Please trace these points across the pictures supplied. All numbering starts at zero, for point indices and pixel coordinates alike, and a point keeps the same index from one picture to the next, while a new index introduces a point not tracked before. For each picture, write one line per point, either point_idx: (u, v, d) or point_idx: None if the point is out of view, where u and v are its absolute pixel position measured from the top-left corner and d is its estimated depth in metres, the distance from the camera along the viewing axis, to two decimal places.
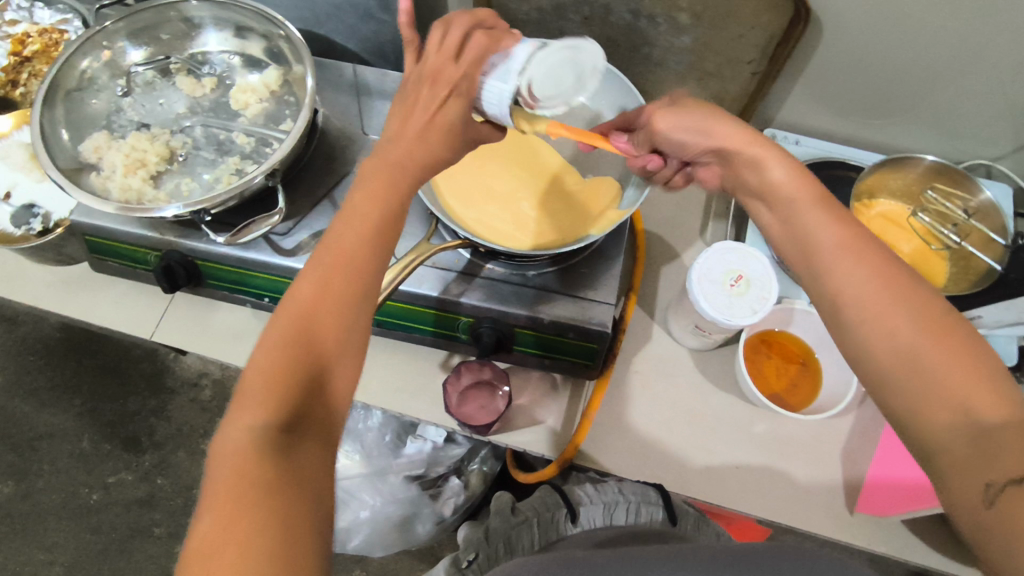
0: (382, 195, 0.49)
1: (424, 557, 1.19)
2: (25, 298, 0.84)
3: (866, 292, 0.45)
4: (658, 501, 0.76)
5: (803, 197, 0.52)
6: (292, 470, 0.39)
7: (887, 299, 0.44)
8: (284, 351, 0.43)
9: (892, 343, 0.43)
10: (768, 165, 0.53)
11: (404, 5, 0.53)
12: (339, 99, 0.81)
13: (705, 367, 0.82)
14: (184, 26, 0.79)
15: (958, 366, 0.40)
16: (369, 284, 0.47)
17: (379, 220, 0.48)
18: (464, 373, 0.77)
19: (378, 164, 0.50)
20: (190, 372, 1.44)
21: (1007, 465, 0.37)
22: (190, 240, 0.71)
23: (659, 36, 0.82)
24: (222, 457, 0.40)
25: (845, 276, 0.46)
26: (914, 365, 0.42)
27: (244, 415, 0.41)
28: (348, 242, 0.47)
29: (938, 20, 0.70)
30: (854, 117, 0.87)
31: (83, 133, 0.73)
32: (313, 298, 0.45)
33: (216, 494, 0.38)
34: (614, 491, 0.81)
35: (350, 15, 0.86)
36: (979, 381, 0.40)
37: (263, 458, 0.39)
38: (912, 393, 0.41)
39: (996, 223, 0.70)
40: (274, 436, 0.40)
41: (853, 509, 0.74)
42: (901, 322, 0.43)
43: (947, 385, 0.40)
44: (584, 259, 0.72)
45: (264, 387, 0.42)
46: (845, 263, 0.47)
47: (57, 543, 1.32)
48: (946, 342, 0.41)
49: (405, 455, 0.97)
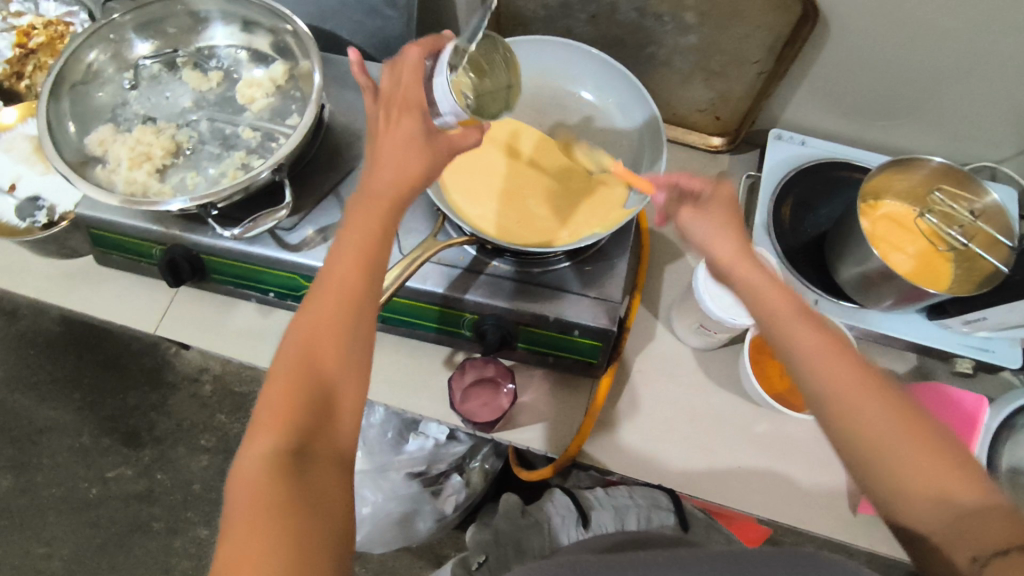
0: (367, 223, 0.53)
1: (424, 554, 1.19)
2: (28, 291, 0.84)
3: (846, 391, 0.49)
4: (669, 507, 0.82)
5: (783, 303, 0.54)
6: (303, 485, 0.44)
7: (874, 409, 0.48)
8: (292, 382, 0.48)
9: (881, 443, 0.47)
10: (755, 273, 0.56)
11: (352, 57, 0.59)
12: (345, 95, 0.81)
13: (708, 366, 0.82)
14: (190, 19, 0.79)
15: (937, 462, 0.46)
16: (364, 306, 0.51)
17: (372, 252, 0.52)
18: (467, 370, 0.77)
19: (369, 195, 0.53)
20: (191, 368, 1.43)
21: (987, 539, 0.43)
22: (194, 235, 0.71)
23: (665, 35, 0.82)
24: (240, 482, 0.44)
25: (825, 374, 0.50)
26: (899, 464, 0.47)
27: (258, 441, 0.46)
28: (340, 273, 0.51)
29: (946, 21, 0.70)
30: (859, 118, 0.87)
31: (89, 126, 0.72)
32: (313, 329, 0.50)
33: (237, 513, 0.42)
34: (624, 496, 0.87)
35: (356, 10, 0.86)
36: (951, 472, 0.46)
37: (276, 478, 0.43)
38: (900, 480, 0.47)
39: (1002, 225, 0.70)
40: (288, 457, 0.45)
41: (856, 509, 0.74)
42: (886, 422, 0.48)
43: (927, 480, 0.46)
44: (589, 257, 0.72)
45: (275, 415, 0.47)
46: (823, 361, 0.51)
47: (57, 536, 1.32)
48: (918, 437, 0.47)
49: (407, 451, 0.97)
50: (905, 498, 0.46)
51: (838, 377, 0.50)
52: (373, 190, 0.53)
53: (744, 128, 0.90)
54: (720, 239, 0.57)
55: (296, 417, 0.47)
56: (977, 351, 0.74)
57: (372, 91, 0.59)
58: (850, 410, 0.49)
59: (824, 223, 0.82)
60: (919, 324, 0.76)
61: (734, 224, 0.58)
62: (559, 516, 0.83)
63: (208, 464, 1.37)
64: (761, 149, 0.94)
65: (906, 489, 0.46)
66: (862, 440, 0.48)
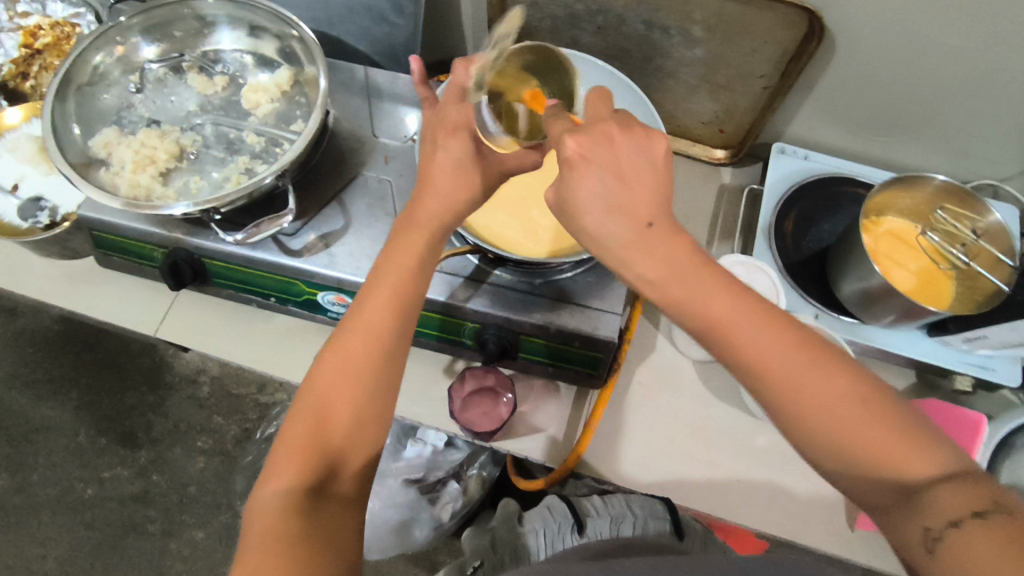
0: (402, 260, 0.54)
1: (418, 561, 1.19)
2: (30, 291, 0.84)
3: (764, 349, 0.42)
4: (664, 514, 0.77)
5: (681, 265, 0.44)
6: (315, 523, 0.44)
7: (808, 370, 0.41)
8: (312, 421, 0.48)
9: (825, 409, 0.40)
10: (621, 210, 0.44)
11: (415, 66, 0.60)
12: (350, 101, 0.81)
13: (708, 379, 0.82)
14: (197, 23, 0.79)
15: (885, 419, 0.39)
16: (391, 345, 0.51)
17: (399, 286, 0.53)
18: (467, 379, 0.78)
19: (407, 229, 0.55)
20: (189, 369, 1.43)
21: (943, 504, 0.36)
22: (197, 239, 0.71)
23: (672, 47, 0.82)
24: (254, 519, 0.45)
25: (736, 328, 0.42)
26: (823, 419, 0.40)
27: (272, 480, 0.46)
28: (372, 312, 0.51)
29: (952, 42, 0.70)
30: (863, 134, 0.88)
31: (93, 128, 0.73)
32: (337, 368, 0.50)
33: (246, 548, 0.43)
34: (621, 504, 0.81)
35: (363, 17, 0.87)
36: (872, 417, 0.39)
37: (290, 515, 0.44)
38: (838, 452, 0.39)
39: (1005, 245, 0.70)
40: (301, 495, 0.46)
41: (853, 525, 0.74)
42: (836, 384, 0.40)
43: (878, 446, 0.39)
44: (591, 268, 0.72)
45: (291, 453, 0.47)
46: (733, 318, 0.42)
47: (51, 537, 1.31)
48: (832, 376, 0.40)
49: (405, 458, 0.98)
50: (858, 465, 0.39)
51: (761, 336, 0.42)
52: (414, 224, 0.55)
53: (748, 141, 0.90)
54: (604, 190, 0.44)
55: (312, 454, 0.47)
56: (976, 369, 0.74)
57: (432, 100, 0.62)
58: (786, 373, 0.41)
59: (827, 238, 0.82)
60: (919, 341, 0.76)
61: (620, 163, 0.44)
62: (555, 525, 0.81)
63: (204, 466, 1.36)
64: (763, 162, 0.95)
65: (856, 459, 0.39)
66: (807, 407, 0.40)
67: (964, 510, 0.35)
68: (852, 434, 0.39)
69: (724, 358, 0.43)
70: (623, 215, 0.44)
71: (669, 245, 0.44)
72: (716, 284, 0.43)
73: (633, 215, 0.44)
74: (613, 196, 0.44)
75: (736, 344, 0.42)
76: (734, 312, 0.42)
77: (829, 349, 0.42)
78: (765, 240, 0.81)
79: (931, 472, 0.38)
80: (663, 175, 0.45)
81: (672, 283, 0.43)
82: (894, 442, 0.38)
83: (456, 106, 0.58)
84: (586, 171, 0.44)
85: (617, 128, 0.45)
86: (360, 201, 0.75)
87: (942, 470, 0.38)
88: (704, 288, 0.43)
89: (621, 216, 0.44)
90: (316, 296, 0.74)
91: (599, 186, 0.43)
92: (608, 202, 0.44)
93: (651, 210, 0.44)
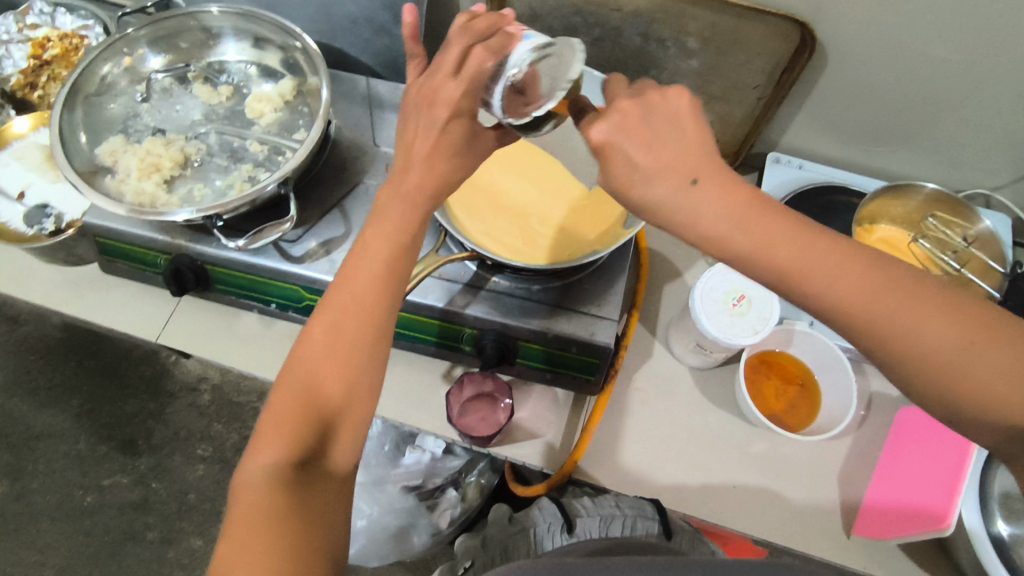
0: (389, 237, 0.54)
1: (417, 570, 1.19)
2: (34, 297, 0.85)
3: (860, 298, 0.40)
4: (654, 515, 0.76)
5: (727, 216, 0.42)
6: (303, 500, 0.45)
7: (900, 310, 0.40)
8: (300, 400, 0.49)
9: (928, 353, 0.39)
10: (660, 175, 0.42)
11: (409, 19, 0.56)
12: (352, 111, 0.83)
13: (704, 385, 0.82)
14: (203, 35, 0.81)
15: (998, 357, 0.38)
16: (380, 325, 0.52)
17: (386, 264, 0.53)
18: (466, 385, 0.79)
19: (387, 200, 0.55)
20: (190, 377, 1.44)
21: None
22: (200, 245, 0.72)
23: (668, 59, 0.84)
24: (241, 493, 0.45)
25: (829, 276, 0.41)
26: (925, 359, 0.39)
27: (258, 455, 0.47)
28: (360, 290, 0.52)
29: (940, 54, 0.72)
30: (857, 144, 0.89)
31: (100, 136, 0.74)
32: (326, 346, 0.50)
33: (234, 522, 0.43)
34: (611, 504, 0.80)
35: (366, 30, 0.89)
36: (983, 359, 0.38)
37: (275, 489, 0.44)
38: (947, 396, 0.40)
39: (994, 252, 0.72)
40: (289, 472, 0.46)
41: (850, 531, 0.74)
42: (936, 326, 0.39)
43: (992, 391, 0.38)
44: (587, 276, 0.73)
45: (280, 430, 0.48)
46: (822, 266, 0.41)
47: (49, 545, 1.31)
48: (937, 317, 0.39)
49: (404, 465, 0.99)
50: (966, 403, 0.39)
51: (850, 282, 0.41)
52: (385, 215, 0.54)
53: (743, 151, 0.92)
54: (647, 153, 0.43)
55: (300, 431, 0.48)
56: None
57: (423, 62, 0.58)
58: (885, 319, 0.40)
59: None
60: None
61: (647, 133, 0.43)
62: (545, 523, 0.81)
63: (204, 474, 1.37)
64: (758, 172, 0.96)
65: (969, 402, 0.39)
66: (904, 355, 0.40)
67: None
68: (951, 377, 0.39)
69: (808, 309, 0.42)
70: (668, 176, 0.42)
71: (718, 202, 0.42)
72: (791, 236, 0.42)
73: (674, 176, 0.42)
74: (647, 162, 0.43)
75: (814, 289, 0.41)
76: (818, 260, 0.41)
77: (928, 282, 0.40)
78: None
79: None
80: (695, 132, 0.43)
81: (735, 236, 0.42)
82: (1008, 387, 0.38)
83: (450, 81, 0.51)
84: (618, 142, 0.43)
85: (628, 104, 0.44)
86: (360, 209, 0.76)
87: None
88: (771, 236, 0.41)
89: (668, 177, 0.42)
90: (315, 302, 0.75)
91: (632, 157, 0.43)
92: (645, 169, 0.43)
93: (693, 168, 0.42)
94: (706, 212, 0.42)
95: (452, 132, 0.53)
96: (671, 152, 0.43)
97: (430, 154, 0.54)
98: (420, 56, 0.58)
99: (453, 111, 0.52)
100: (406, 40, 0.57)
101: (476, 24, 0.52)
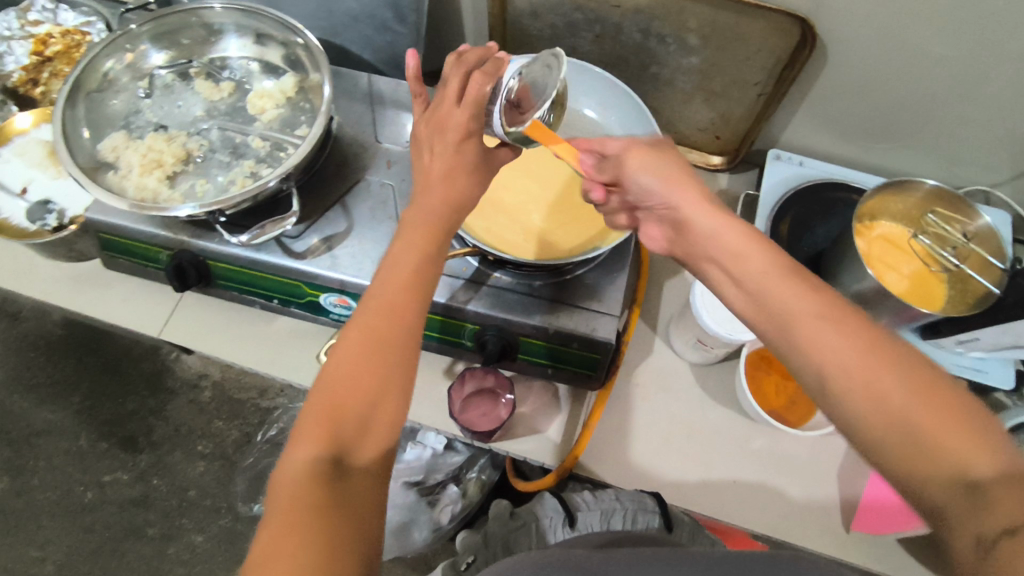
0: (421, 244, 0.55)
1: (417, 566, 1.20)
2: (35, 293, 0.85)
3: (812, 323, 0.46)
4: (655, 509, 0.74)
5: (726, 228, 0.55)
6: (338, 496, 0.44)
7: (841, 339, 0.44)
8: (337, 394, 0.48)
9: (864, 379, 0.42)
10: (675, 188, 0.58)
11: (410, 62, 0.59)
12: (354, 107, 0.83)
13: (703, 381, 0.83)
14: (205, 31, 0.81)
15: (932, 401, 0.40)
16: (411, 325, 0.52)
17: (418, 269, 0.54)
18: (467, 380, 0.79)
19: (417, 212, 0.56)
20: (190, 373, 1.44)
21: (1003, 515, 0.35)
22: (202, 241, 0.72)
23: (669, 56, 0.84)
24: (280, 487, 0.44)
25: (789, 299, 0.48)
26: (862, 384, 0.42)
27: (299, 449, 0.46)
28: (390, 292, 0.53)
29: (940, 51, 0.72)
30: (856, 141, 0.89)
31: (102, 132, 0.74)
32: (361, 341, 0.50)
33: (276, 515, 0.43)
34: (611, 498, 0.77)
35: (367, 26, 0.89)
36: (921, 398, 0.40)
37: (314, 485, 0.44)
38: (884, 429, 0.40)
39: (994, 248, 0.72)
40: (327, 468, 0.45)
41: (848, 526, 0.74)
42: (871, 360, 0.42)
43: (926, 429, 0.39)
44: (588, 271, 0.73)
45: (316, 425, 0.47)
46: (788, 292, 0.49)
47: (50, 541, 1.31)
48: (877, 352, 0.43)
49: (405, 460, 1.01)
50: (902, 438, 0.39)
51: (805, 307, 0.47)
52: (412, 221, 0.56)
53: (744, 147, 0.92)
54: (664, 174, 0.59)
55: (337, 427, 0.47)
56: (972, 372, 0.77)
57: (425, 100, 0.61)
58: (831, 349, 0.44)
59: (822, 242, 0.82)
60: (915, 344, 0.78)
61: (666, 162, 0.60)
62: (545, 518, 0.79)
63: (204, 470, 1.37)
64: (759, 168, 0.96)
65: (905, 436, 0.39)
66: (841, 380, 0.43)
67: (998, 528, 0.34)
68: (886, 411, 0.40)
69: (777, 328, 0.49)
70: (683, 193, 0.58)
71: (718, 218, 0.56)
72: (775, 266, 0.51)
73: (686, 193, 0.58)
74: (665, 181, 0.59)
75: (779, 309, 0.48)
76: (786, 290, 0.49)
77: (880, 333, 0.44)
78: None
79: (979, 461, 0.37)
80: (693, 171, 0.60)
81: (731, 244, 0.54)
82: (945, 427, 0.38)
83: (456, 109, 0.55)
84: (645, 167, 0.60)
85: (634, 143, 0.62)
86: (362, 205, 0.76)
87: (1009, 463, 0.36)
88: (750, 256, 0.52)
89: (679, 191, 0.58)
90: (317, 297, 0.75)
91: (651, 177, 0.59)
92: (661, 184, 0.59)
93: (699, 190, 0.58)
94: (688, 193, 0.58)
95: (465, 153, 0.56)
96: (681, 174, 0.59)
97: (447, 173, 0.56)
98: (422, 95, 0.61)
99: (463, 133, 0.55)
100: (409, 81, 0.60)
101: (468, 58, 0.58)
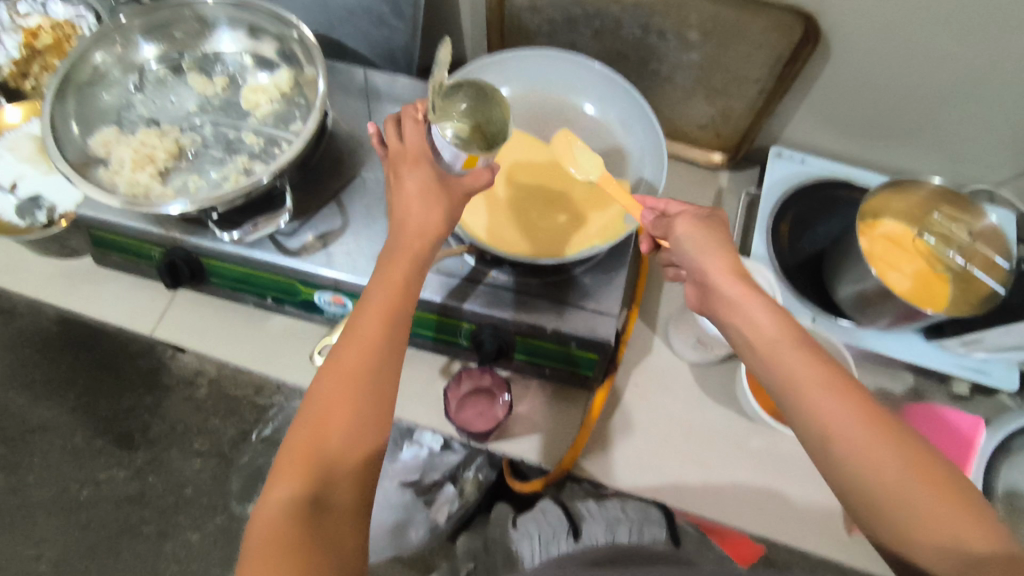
0: (394, 277, 0.55)
1: (414, 565, 1.19)
2: (27, 290, 0.84)
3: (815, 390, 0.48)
4: (659, 520, 0.82)
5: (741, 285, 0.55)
6: (318, 533, 0.45)
7: (848, 410, 0.46)
8: (313, 432, 0.49)
9: (868, 453, 0.45)
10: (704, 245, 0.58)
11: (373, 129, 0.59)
12: (349, 103, 0.82)
13: (703, 381, 0.82)
14: (198, 25, 0.80)
15: (929, 478, 0.43)
16: (385, 356, 0.52)
17: (395, 300, 0.54)
18: (464, 379, 0.78)
19: (396, 247, 0.56)
20: (187, 370, 1.43)
21: None
22: (194, 238, 0.71)
23: (669, 52, 0.83)
24: (258, 527, 0.46)
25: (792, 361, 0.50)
26: (864, 457, 0.45)
27: (276, 489, 0.47)
28: (366, 325, 0.53)
29: (945, 47, 0.71)
30: (858, 138, 0.88)
31: (92, 127, 0.73)
32: (338, 379, 0.51)
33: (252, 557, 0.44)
34: (616, 509, 0.85)
35: (363, 20, 0.88)
36: (920, 476, 0.43)
37: (292, 523, 0.45)
38: (885, 501, 0.44)
39: (1000, 247, 0.72)
40: (305, 505, 0.46)
41: (851, 529, 0.73)
42: (873, 432, 0.45)
43: (924, 506, 0.42)
44: (587, 270, 0.72)
45: (293, 464, 0.48)
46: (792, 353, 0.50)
47: (45, 539, 1.31)
48: (879, 424, 0.46)
49: (401, 460, 0.99)
50: (897, 513, 0.43)
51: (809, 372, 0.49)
52: (392, 250, 0.56)
53: (745, 145, 0.91)
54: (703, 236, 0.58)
55: (314, 463, 0.48)
56: (972, 372, 0.75)
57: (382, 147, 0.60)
58: (834, 416, 0.46)
59: (822, 241, 0.83)
60: (916, 345, 0.77)
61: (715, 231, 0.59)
62: (550, 528, 0.82)
63: (200, 467, 1.36)
64: (760, 165, 0.95)
65: (901, 511, 0.43)
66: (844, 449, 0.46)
67: None
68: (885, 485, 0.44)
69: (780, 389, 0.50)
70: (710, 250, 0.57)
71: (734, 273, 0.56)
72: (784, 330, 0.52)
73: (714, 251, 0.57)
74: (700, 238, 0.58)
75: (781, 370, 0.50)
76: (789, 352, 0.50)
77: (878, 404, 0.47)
78: (762, 242, 0.82)
79: (971, 539, 0.41)
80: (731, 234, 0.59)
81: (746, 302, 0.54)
82: (942, 505, 0.42)
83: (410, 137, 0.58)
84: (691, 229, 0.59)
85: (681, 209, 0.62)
86: (357, 202, 0.75)
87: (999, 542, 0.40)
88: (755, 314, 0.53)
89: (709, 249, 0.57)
90: (312, 295, 0.74)
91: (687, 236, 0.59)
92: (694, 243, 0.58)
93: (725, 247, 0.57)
94: (719, 259, 0.56)
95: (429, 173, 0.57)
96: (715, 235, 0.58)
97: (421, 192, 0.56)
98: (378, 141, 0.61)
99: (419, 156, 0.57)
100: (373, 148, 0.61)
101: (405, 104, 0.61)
